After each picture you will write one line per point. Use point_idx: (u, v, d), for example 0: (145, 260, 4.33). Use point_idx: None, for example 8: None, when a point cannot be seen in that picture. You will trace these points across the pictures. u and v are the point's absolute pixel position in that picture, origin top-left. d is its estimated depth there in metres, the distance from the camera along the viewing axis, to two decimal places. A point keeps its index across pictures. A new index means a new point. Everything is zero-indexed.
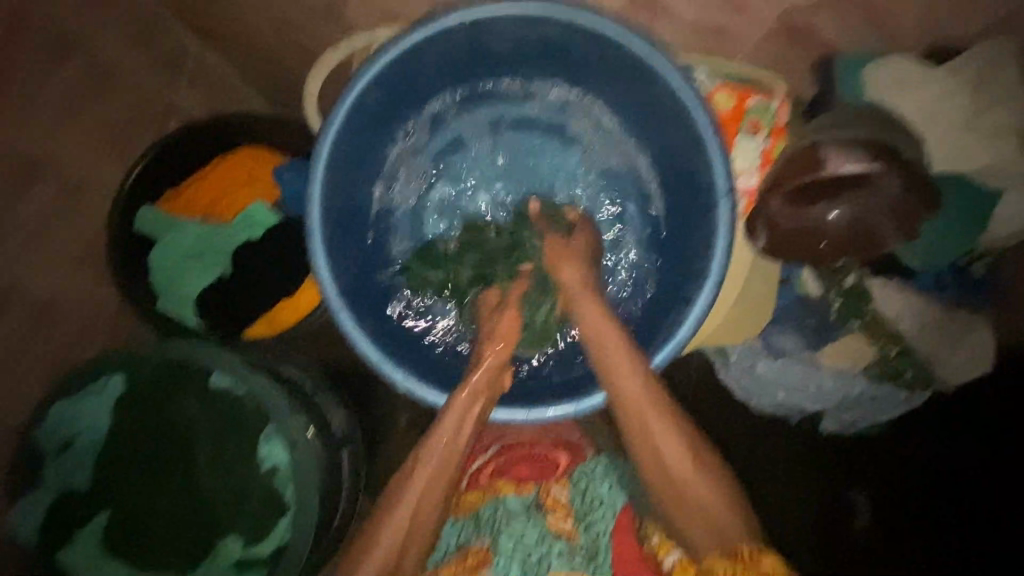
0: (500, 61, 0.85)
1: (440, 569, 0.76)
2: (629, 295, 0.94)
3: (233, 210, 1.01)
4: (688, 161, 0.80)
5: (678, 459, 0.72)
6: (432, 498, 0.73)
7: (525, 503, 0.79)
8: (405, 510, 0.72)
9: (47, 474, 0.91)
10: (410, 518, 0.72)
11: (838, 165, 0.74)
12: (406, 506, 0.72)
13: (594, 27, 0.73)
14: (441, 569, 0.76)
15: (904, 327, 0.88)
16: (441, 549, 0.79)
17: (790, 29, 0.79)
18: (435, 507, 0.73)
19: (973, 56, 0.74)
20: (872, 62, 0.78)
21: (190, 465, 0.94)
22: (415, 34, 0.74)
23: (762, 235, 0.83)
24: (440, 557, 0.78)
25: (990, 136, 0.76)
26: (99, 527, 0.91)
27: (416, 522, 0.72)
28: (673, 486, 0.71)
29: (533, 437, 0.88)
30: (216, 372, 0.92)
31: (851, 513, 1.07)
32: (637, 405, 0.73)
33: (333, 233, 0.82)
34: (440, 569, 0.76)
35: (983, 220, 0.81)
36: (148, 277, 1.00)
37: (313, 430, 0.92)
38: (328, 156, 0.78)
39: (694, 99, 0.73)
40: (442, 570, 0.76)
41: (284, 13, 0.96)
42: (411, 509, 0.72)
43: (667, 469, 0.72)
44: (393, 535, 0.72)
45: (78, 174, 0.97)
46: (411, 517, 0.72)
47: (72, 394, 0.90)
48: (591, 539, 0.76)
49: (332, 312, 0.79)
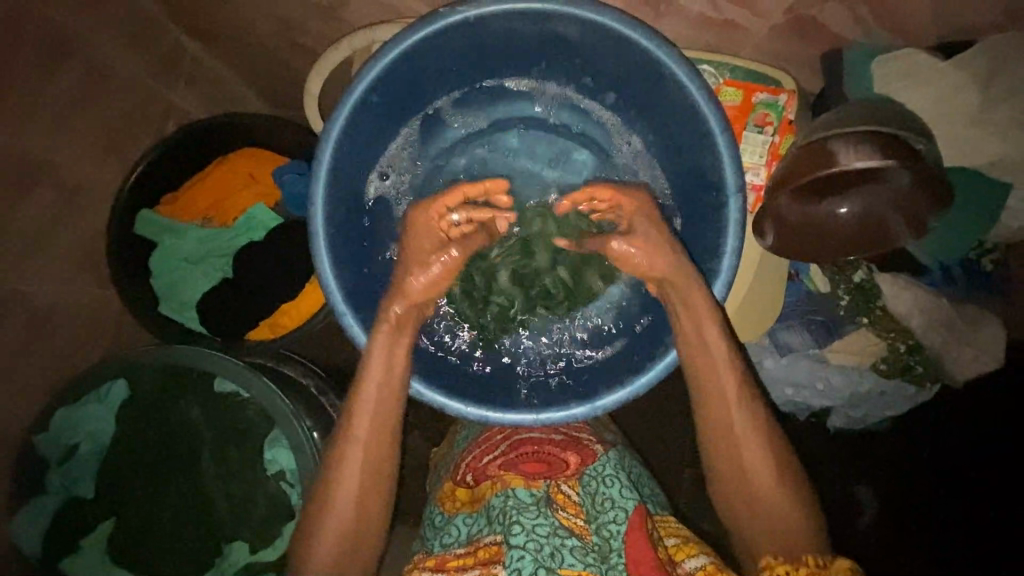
0: (505, 56, 0.84)
1: (450, 559, 0.76)
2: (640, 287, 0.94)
3: (235, 213, 1.02)
4: (696, 156, 0.79)
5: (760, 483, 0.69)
6: (375, 487, 0.73)
7: (535, 496, 0.76)
8: (347, 501, 0.71)
9: (50, 482, 0.90)
10: (353, 512, 0.72)
11: (849, 159, 0.70)
12: (346, 497, 0.71)
13: (600, 21, 0.72)
14: (449, 560, 0.76)
15: (912, 322, 0.88)
16: (454, 536, 0.80)
17: (798, 25, 0.78)
18: (375, 492, 0.73)
19: (979, 50, 0.74)
20: (881, 55, 0.78)
21: (197, 470, 0.93)
22: (419, 31, 0.73)
23: (770, 234, 0.81)
24: (450, 545, 0.79)
25: (1001, 129, 0.75)
26: (103, 535, 0.90)
27: (361, 509, 0.72)
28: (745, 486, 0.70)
29: (542, 436, 0.87)
30: (218, 377, 0.91)
31: (859, 506, 1.07)
32: (745, 445, 0.70)
33: (337, 235, 0.81)
34: (450, 560, 0.76)
35: (994, 215, 0.80)
36: (150, 282, 1.00)
37: (318, 432, 0.94)
38: (331, 157, 0.77)
39: (701, 94, 0.72)
40: (451, 560, 0.76)
41: (285, 12, 0.95)
42: (355, 495, 0.72)
43: (744, 472, 0.70)
44: (341, 531, 0.71)
45: (73, 175, 0.94)
46: (357, 509, 0.72)
47: (74, 401, 0.90)
48: (603, 540, 0.73)
49: (337, 314, 0.78)
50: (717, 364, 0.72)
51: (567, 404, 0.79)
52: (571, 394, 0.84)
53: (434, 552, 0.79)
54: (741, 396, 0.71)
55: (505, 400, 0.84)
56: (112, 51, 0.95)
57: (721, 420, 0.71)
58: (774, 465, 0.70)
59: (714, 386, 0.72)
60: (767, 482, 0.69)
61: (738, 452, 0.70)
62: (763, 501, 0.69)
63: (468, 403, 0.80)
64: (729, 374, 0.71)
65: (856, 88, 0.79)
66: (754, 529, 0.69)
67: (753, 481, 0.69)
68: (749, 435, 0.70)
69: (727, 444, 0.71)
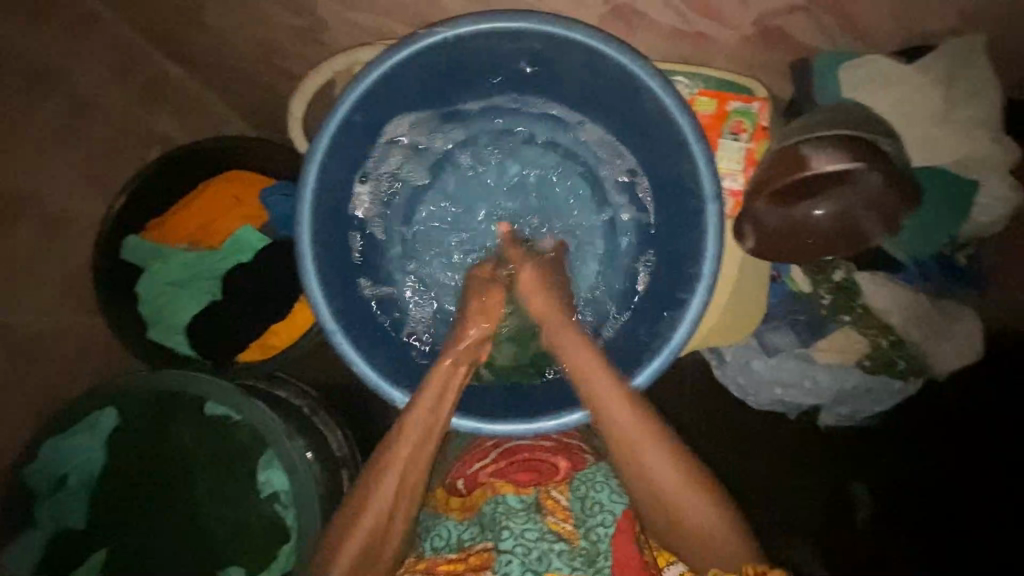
0: (485, 77, 0.86)
1: (440, 563, 0.77)
2: (614, 284, 0.98)
3: (222, 235, 1.01)
4: (674, 165, 0.81)
5: (712, 520, 0.71)
6: (400, 496, 0.74)
7: (525, 503, 0.79)
8: (369, 521, 0.72)
9: (39, 515, 0.88)
10: (373, 538, 0.72)
11: (819, 163, 0.74)
12: (373, 507, 0.73)
13: (575, 38, 0.74)
14: (440, 563, 0.77)
15: (893, 319, 0.89)
16: (443, 540, 0.79)
17: (765, 35, 0.81)
18: (388, 536, 0.74)
19: (941, 54, 0.77)
20: (848, 62, 0.80)
21: (190, 497, 0.92)
22: (400, 53, 0.75)
23: (749, 236, 0.84)
24: (440, 548, 0.79)
25: (965, 128, 0.79)
26: (94, 568, 0.89)
27: (381, 530, 0.73)
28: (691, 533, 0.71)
29: (533, 444, 0.86)
30: (210, 401, 0.90)
31: (853, 506, 1.10)
32: (688, 504, 0.71)
33: (324, 255, 0.82)
34: (441, 564, 0.77)
35: (964, 211, 0.82)
36: (136, 308, 0.99)
37: (312, 453, 0.94)
38: (316, 183, 0.78)
39: (676, 105, 0.74)
40: (440, 563, 0.77)
41: (265, 37, 0.96)
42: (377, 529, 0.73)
43: (690, 522, 0.71)
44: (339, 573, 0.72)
45: (62, 206, 0.95)
46: (378, 519, 0.73)
47: (61, 433, 0.88)
48: (590, 544, 0.75)
49: (328, 334, 0.79)
50: (660, 451, 0.73)
51: (560, 411, 0.80)
52: (564, 401, 0.84)
53: (422, 554, 0.79)
54: (689, 474, 0.73)
55: (495, 410, 0.85)
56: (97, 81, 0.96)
57: (679, 496, 0.72)
58: (698, 495, 0.72)
59: (651, 461, 0.73)
60: (700, 516, 0.71)
61: (675, 496, 0.72)
62: (707, 536, 0.71)
63: (463, 416, 0.80)
64: (650, 447, 0.73)
65: (825, 93, 0.81)
66: (683, 546, 0.73)
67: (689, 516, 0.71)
68: (697, 498, 0.72)
69: (674, 507, 0.72)
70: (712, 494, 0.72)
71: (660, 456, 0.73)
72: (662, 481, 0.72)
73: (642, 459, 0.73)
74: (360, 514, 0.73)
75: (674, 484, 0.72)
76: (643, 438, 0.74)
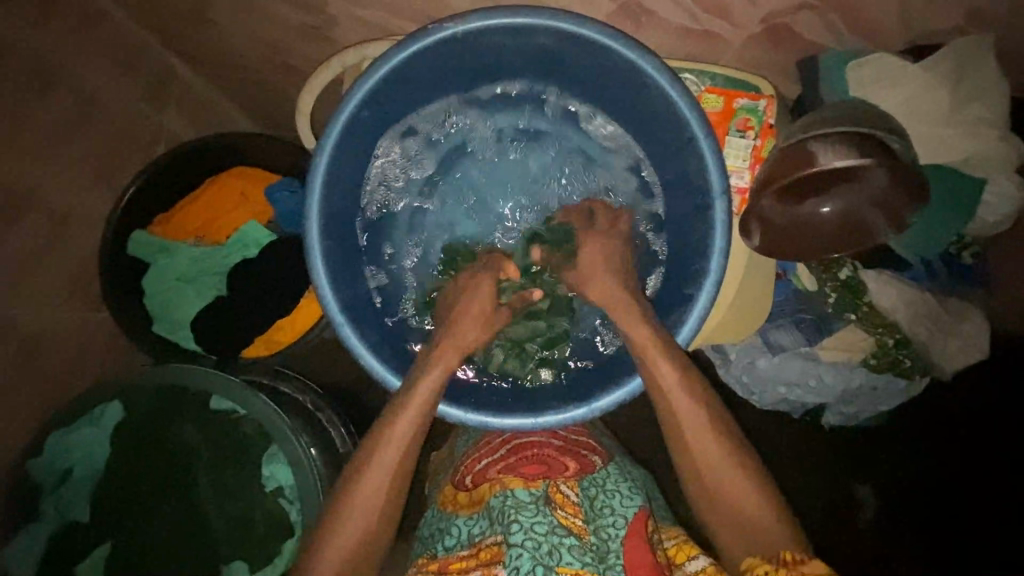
0: (494, 71, 0.86)
1: (452, 562, 0.76)
2: None
3: (228, 231, 1.03)
4: (682, 161, 0.81)
5: (748, 500, 0.69)
6: (399, 481, 0.73)
7: (534, 496, 0.77)
8: (369, 507, 0.72)
9: (44, 508, 0.89)
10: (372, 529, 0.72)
11: (828, 159, 0.73)
12: (372, 496, 0.72)
13: (583, 34, 0.74)
14: (451, 562, 0.76)
15: (900, 317, 0.88)
16: (455, 539, 0.79)
17: (772, 33, 0.81)
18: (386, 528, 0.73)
19: (949, 52, 0.77)
20: (855, 60, 0.80)
21: (194, 491, 0.92)
22: (408, 46, 0.74)
23: (757, 233, 0.83)
24: (451, 547, 0.79)
25: (972, 126, 0.79)
26: (98, 562, 0.89)
27: (383, 520, 0.72)
28: (727, 511, 0.69)
29: (540, 439, 0.87)
30: (216, 396, 0.90)
31: (858, 506, 1.11)
32: (722, 481, 0.70)
33: (332, 248, 0.81)
34: (453, 562, 0.76)
35: (971, 210, 0.82)
36: (142, 304, 1.00)
37: (316, 448, 0.93)
38: (324, 175, 0.78)
39: (682, 99, 0.74)
40: (452, 562, 0.76)
41: (273, 35, 0.97)
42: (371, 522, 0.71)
43: (726, 499, 0.69)
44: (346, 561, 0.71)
45: (67, 201, 0.95)
46: (380, 511, 0.72)
47: (67, 426, 0.89)
48: (601, 540, 0.74)
49: (335, 327, 0.79)
50: (705, 424, 0.71)
51: (567, 407, 0.80)
52: (570, 397, 0.84)
53: (436, 554, 0.79)
54: (731, 444, 0.71)
55: (502, 407, 0.84)
56: (103, 77, 0.97)
57: (716, 470, 0.70)
58: (737, 469, 0.70)
59: (693, 427, 0.71)
60: (739, 491, 0.69)
61: (712, 468, 0.70)
62: (746, 512, 0.69)
63: (468, 411, 0.80)
64: (693, 411, 0.72)
65: (832, 91, 0.82)
66: (717, 530, 0.70)
67: (728, 494, 0.69)
68: (735, 472, 0.70)
69: (712, 480, 0.70)
70: (752, 468, 0.70)
71: (699, 424, 0.72)
72: (704, 450, 0.71)
73: (683, 428, 0.72)
74: (358, 500, 0.72)
75: (716, 453, 0.70)
76: (688, 408, 0.72)
